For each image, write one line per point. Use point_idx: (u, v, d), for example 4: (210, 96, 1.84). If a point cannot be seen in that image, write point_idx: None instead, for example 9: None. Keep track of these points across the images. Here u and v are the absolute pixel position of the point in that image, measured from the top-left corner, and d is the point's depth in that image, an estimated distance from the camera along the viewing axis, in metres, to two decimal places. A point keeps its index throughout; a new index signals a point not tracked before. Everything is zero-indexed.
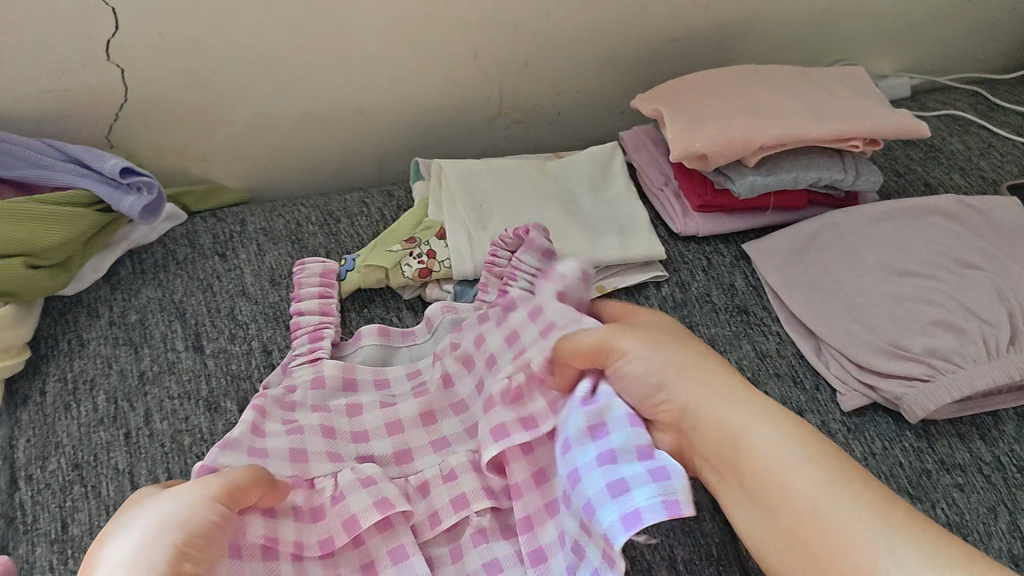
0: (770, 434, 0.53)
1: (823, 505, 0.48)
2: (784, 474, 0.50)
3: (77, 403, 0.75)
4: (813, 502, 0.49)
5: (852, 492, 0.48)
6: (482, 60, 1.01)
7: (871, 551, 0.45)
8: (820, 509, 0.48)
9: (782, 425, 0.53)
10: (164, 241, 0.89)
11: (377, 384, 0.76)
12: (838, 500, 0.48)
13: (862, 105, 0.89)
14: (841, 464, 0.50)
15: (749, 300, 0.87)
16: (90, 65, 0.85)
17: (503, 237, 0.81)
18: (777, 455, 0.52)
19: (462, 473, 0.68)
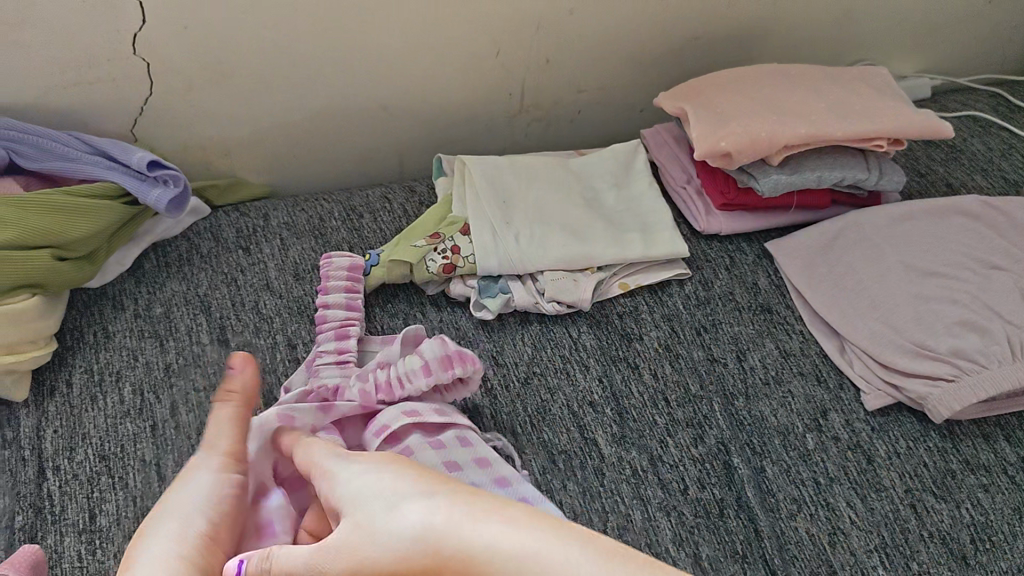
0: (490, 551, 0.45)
1: (531, 550, 0.46)
2: None
3: (103, 395, 0.75)
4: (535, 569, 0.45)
5: (533, 530, 0.47)
6: (504, 58, 1.01)
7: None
8: (546, 569, 0.45)
9: (459, 495, 0.50)
10: (188, 235, 0.90)
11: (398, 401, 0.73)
12: (551, 549, 0.46)
13: (886, 106, 0.89)
14: (515, 514, 0.48)
15: (772, 298, 0.87)
16: (116, 58, 0.86)
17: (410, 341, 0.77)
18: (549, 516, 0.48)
19: None
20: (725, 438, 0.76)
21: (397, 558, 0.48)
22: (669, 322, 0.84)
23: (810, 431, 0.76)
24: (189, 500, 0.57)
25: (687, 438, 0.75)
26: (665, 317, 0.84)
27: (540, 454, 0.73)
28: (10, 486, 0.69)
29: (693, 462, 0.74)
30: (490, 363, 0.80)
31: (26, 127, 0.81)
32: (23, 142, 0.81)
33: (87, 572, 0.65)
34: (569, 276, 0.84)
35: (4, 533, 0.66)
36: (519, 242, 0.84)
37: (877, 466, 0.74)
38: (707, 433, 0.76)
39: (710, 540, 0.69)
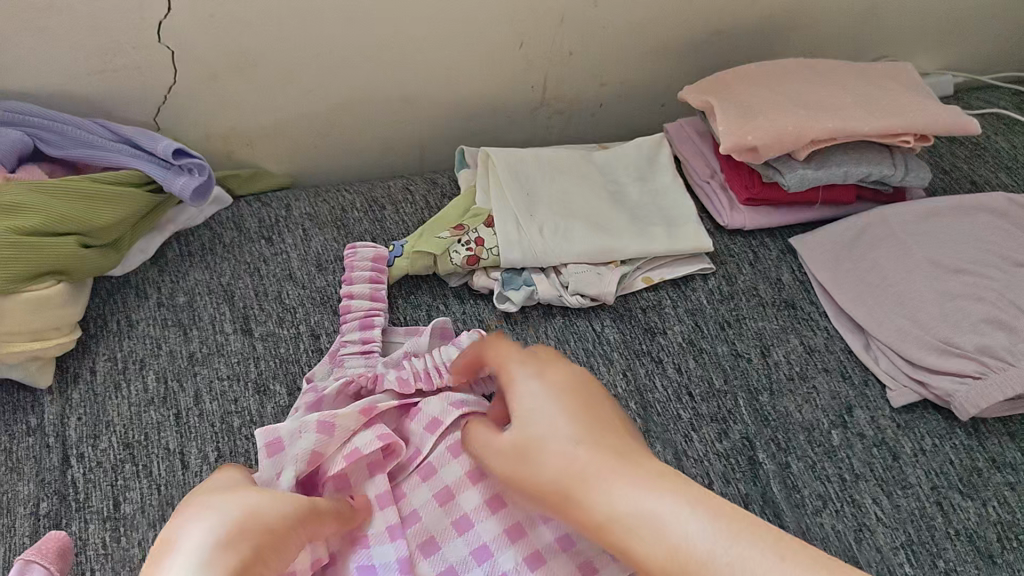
0: (623, 484, 0.48)
1: (645, 506, 0.47)
2: (646, 522, 0.46)
3: (127, 383, 0.75)
4: (636, 517, 0.46)
5: (649, 486, 0.48)
6: (527, 50, 1.00)
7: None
8: (649, 511, 0.46)
9: (597, 437, 0.52)
10: (211, 224, 0.89)
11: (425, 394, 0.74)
12: (664, 499, 0.47)
13: (913, 102, 0.88)
14: (646, 470, 0.49)
15: (796, 294, 0.86)
16: (141, 46, 0.85)
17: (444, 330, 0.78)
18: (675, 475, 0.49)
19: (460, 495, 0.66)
20: (750, 433, 0.75)
21: (547, 478, 0.51)
22: (693, 316, 0.83)
23: (835, 427, 0.76)
24: (237, 509, 0.52)
25: (712, 433, 0.75)
26: (689, 312, 0.84)
27: None
28: (35, 472, 0.69)
29: (718, 457, 0.73)
30: None
31: (51, 115, 0.81)
32: (49, 129, 0.81)
33: (112, 559, 0.65)
34: (593, 269, 0.84)
35: (29, 519, 0.66)
36: (543, 235, 0.84)
37: (902, 463, 0.74)
38: (731, 428, 0.76)
39: None
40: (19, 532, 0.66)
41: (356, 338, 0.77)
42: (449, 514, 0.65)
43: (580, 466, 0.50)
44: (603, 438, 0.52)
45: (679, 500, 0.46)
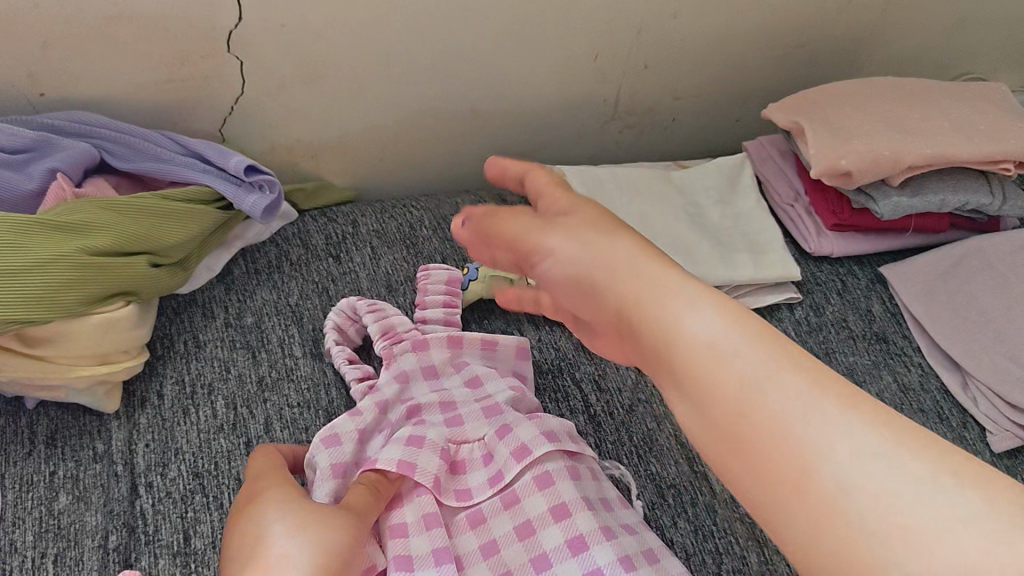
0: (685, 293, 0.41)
1: (709, 337, 0.38)
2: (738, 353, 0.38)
3: (195, 409, 0.73)
4: (767, 379, 0.37)
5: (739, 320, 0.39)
6: (601, 62, 0.97)
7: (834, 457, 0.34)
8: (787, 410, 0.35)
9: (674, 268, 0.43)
10: (276, 240, 0.87)
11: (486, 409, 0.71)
12: (762, 360, 0.37)
13: (1013, 127, 0.84)
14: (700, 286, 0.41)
15: (887, 327, 0.83)
16: (210, 56, 0.83)
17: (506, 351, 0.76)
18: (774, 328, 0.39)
19: (543, 531, 0.62)
20: None
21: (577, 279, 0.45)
22: None
23: None
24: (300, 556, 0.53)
25: None
26: None
27: (648, 487, 0.70)
28: (102, 503, 0.66)
29: None
30: (592, 388, 0.77)
31: (121, 127, 0.79)
32: (118, 142, 0.79)
33: None
34: None
35: (97, 553, 0.63)
36: None
37: None
38: None
39: None
40: (87, 565, 0.63)
41: (442, 356, 0.75)
42: (528, 551, 0.61)
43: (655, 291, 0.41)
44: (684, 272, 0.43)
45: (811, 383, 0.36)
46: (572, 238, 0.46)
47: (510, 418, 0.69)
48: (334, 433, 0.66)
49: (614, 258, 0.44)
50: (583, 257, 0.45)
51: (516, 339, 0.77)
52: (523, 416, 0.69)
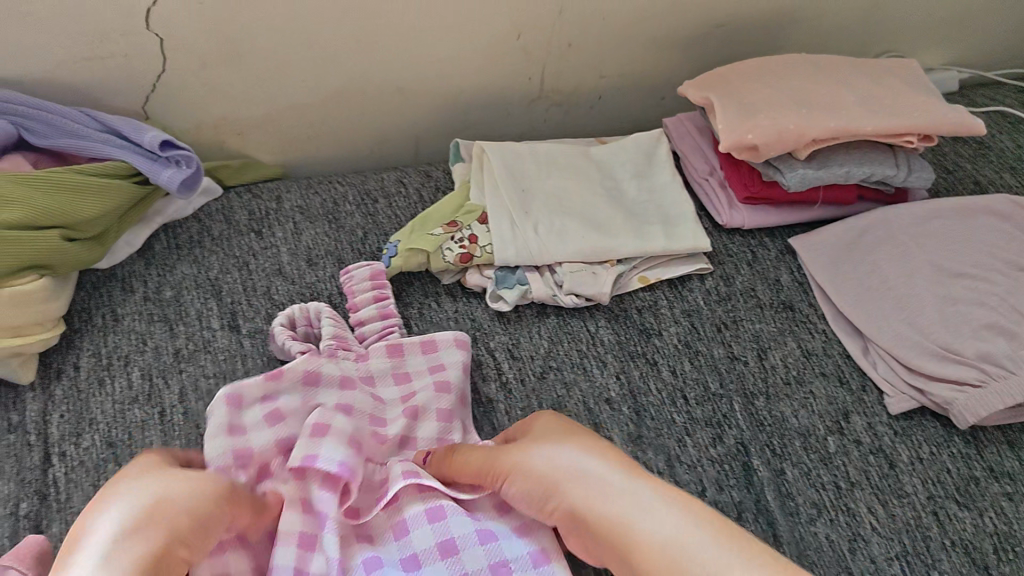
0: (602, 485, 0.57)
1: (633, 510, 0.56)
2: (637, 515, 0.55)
3: (111, 379, 0.74)
4: (592, 499, 0.57)
5: (649, 488, 0.57)
6: (525, 42, 0.98)
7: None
8: (640, 522, 0.55)
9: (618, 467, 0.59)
10: (199, 216, 0.88)
11: (401, 398, 0.72)
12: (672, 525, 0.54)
13: (917, 102, 0.87)
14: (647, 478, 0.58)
15: (794, 296, 0.85)
16: (129, 34, 0.83)
17: (435, 339, 0.75)
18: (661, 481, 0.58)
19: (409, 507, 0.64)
20: (745, 438, 0.74)
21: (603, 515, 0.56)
22: (689, 317, 0.82)
23: (831, 433, 0.75)
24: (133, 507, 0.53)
25: (705, 437, 0.74)
26: (685, 313, 0.83)
27: None
28: (15, 471, 0.67)
29: (712, 462, 0.72)
30: (506, 355, 0.78)
31: (38, 103, 0.79)
32: (35, 118, 0.79)
33: None
34: (588, 268, 0.82)
35: (9, 520, 0.65)
36: (539, 233, 0.83)
37: (899, 471, 0.73)
38: (726, 433, 0.74)
39: None
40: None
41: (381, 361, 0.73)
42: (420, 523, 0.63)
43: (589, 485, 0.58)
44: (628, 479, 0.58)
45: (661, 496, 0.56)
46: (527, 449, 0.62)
47: (420, 395, 0.71)
48: (238, 394, 0.66)
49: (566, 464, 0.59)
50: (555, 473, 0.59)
51: (458, 334, 0.76)
52: (437, 401, 0.71)
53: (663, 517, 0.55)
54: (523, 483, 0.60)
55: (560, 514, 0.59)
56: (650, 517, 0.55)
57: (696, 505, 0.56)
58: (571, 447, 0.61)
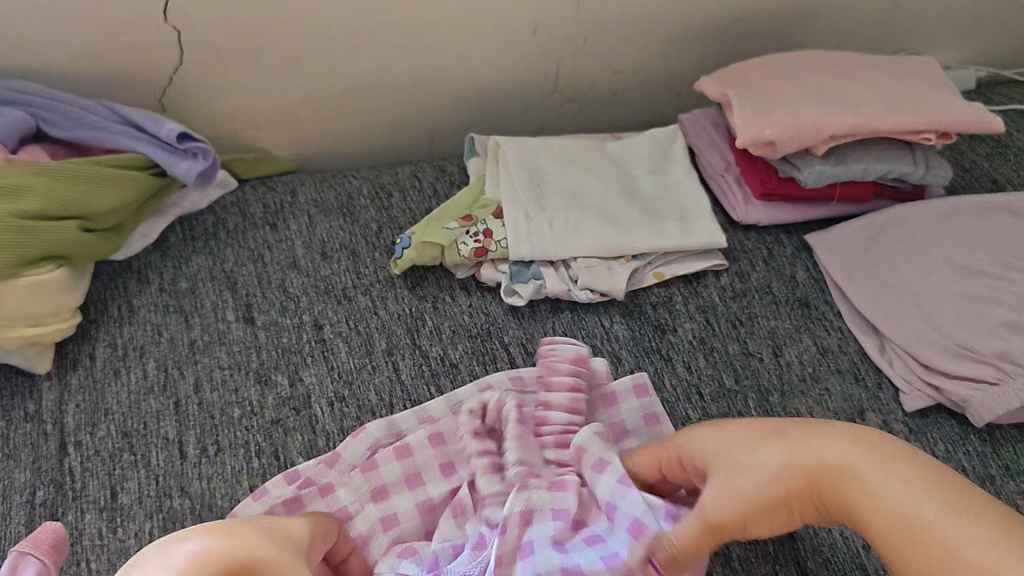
0: (891, 484, 0.51)
1: (919, 515, 0.49)
2: (896, 505, 0.50)
3: (127, 370, 0.74)
4: (808, 455, 0.54)
5: (895, 472, 0.51)
6: (542, 37, 0.98)
7: (961, 548, 0.47)
8: (873, 491, 0.51)
9: (887, 467, 0.52)
10: (214, 208, 0.88)
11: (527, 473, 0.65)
12: (933, 502, 0.49)
13: (934, 98, 0.86)
14: (892, 459, 0.52)
15: (810, 293, 0.85)
16: (147, 26, 0.84)
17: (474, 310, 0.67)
18: (878, 441, 0.54)
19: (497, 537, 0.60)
20: None
21: (772, 482, 0.54)
22: (705, 314, 0.82)
23: None
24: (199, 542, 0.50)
25: None
26: (700, 309, 0.82)
27: None
28: (31, 460, 0.68)
29: None
30: (520, 349, 0.78)
31: (56, 94, 0.80)
32: (51, 110, 0.79)
33: (108, 550, 0.63)
34: (603, 263, 0.82)
35: (25, 508, 0.65)
36: (554, 228, 0.83)
37: None
38: None
39: (741, 538, 0.67)
40: (14, 520, 0.64)
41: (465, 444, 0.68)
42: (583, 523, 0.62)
43: (863, 463, 0.52)
44: (937, 487, 0.50)
45: (972, 517, 0.48)
46: (740, 458, 0.56)
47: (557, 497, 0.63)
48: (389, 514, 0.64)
49: (809, 462, 0.53)
50: (795, 466, 0.53)
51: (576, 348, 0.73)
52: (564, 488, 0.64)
53: (944, 520, 0.48)
54: (758, 484, 0.54)
55: (796, 492, 0.53)
56: (874, 485, 0.51)
57: (927, 476, 0.51)
58: (779, 445, 0.55)
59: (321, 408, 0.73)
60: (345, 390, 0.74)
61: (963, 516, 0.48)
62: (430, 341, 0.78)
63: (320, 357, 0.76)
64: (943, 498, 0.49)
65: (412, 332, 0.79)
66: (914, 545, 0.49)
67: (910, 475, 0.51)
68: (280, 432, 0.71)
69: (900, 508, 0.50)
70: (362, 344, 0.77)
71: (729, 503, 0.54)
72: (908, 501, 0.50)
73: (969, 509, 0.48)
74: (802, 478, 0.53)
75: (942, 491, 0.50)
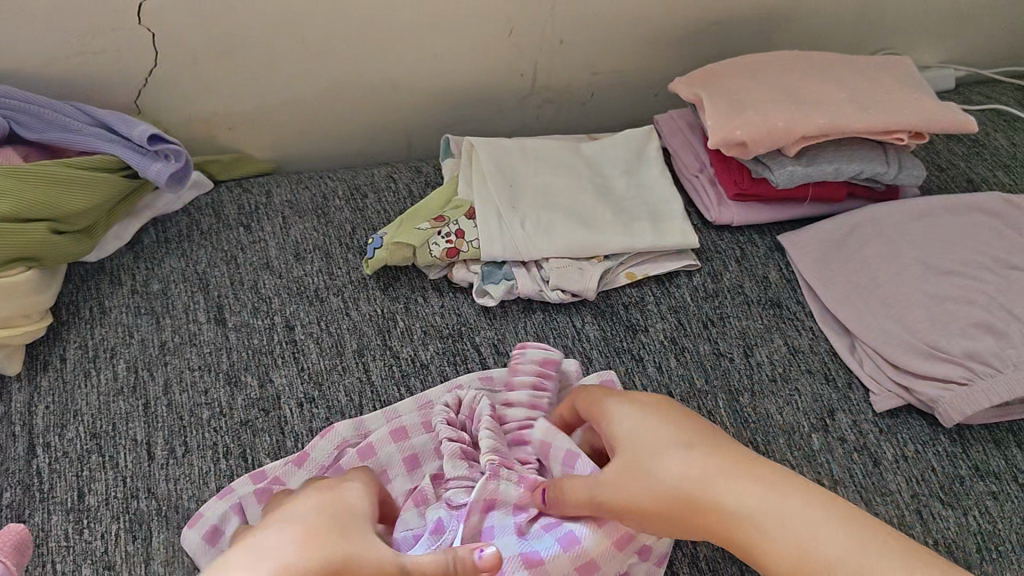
0: (742, 488, 0.54)
1: (756, 506, 0.53)
2: (777, 524, 0.52)
3: (96, 371, 0.74)
4: (699, 482, 0.55)
5: (772, 490, 0.53)
6: (518, 38, 0.98)
7: (831, 555, 0.49)
8: (749, 509, 0.53)
9: (714, 454, 0.57)
10: (189, 210, 0.88)
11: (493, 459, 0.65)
12: (833, 534, 0.50)
13: (907, 98, 0.86)
14: (763, 475, 0.55)
15: (783, 293, 0.85)
16: (120, 28, 0.84)
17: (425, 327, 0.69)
18: (773, 477, 0.54)
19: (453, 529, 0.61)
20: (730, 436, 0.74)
21: (669, 493, 0.55)
22: (677, 314, 0.82)
23: (816, 430, 0.75)
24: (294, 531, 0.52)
25: None
26: (672, 309, 0.82)
27: None
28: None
29: None
30: (491, 350, 0.79)
31: (27, 95, 0.79)
32: (22, 111, 0.79)
33: (73, 552, 0.63)
34: (575, 264, 0.82)
35: None
36: (526, 229, 0.83)
37: (884, 469, 0.72)
38: None
39: (707, 539, 0.67)
40: None
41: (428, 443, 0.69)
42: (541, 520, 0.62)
43: (771, 517, 0.52)
44: (734, 459, 0.56)
45: (841, 519, 0.51)
46: (651, 453, 0.58)
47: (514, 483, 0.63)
48: None
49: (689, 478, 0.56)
50: (690, 472, 0.56)
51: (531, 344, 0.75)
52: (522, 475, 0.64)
53: (823, 532, 0.50)
54: (677, 469, 0.56)
55: (670, 511, 0.55)
56: (748, 491, 0.54)
57: (784, 481, 0.54)
58: (683, 455, 0.57)
59: (289, 409, 0.73)
60: (314, 392, 0.74)
61: (852, 527, 0.50)
62: (400, 342, 0.78)
63: (291, 358, 0.76)
64: (799, 490, 0.53)
65: (383, 333, 0.79)
66: (803, 571, 0.50)
67: (752, 480, 0.54)
68: (248, 433, 0.71)
69: (762, 518, 0.52)
70: (333, 346, 0.77)
71: (618, 476, 0.58)
72: (781, 496, 0.53)
73: (851, 521, 0.51)
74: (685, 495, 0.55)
75: (791, 503, 0.52)
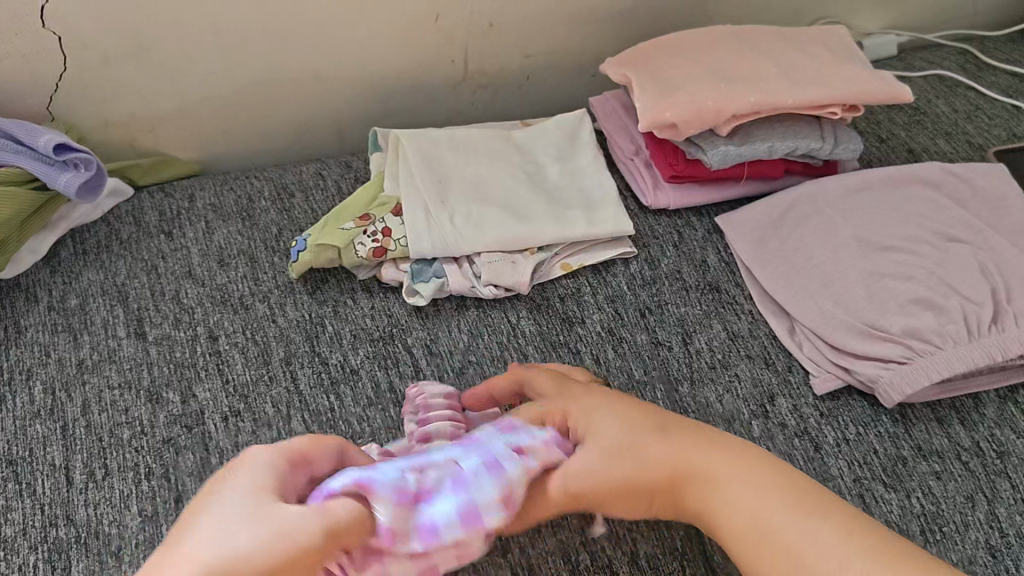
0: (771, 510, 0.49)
1: (794, 541, 0.48)
2: (786, 545, 0.48)
3: (12, 395, 0.71)
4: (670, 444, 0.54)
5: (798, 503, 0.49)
6: (444, 24, 0.95)
7: (798, 554, 0.47)
8: (764, 526, 0.49)
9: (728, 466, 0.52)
10: (108, 219, 0.85)
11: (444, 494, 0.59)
12: (830, 551, 0.46)
13: (840, 71, 0.84)
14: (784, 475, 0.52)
15: (721, 277, 0.83)
16: (23, 33, 0.80)
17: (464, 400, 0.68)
18: (805, 497, 0.50)
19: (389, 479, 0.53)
20: None
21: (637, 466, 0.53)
22: (613, 303, 0.80)
23: (756, 417, 0.73)
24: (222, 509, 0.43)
25: None
26: (609, 298, 0.80)
27: None
28: None
29: None
30: (424, 351, 0.76)
31: None
32: None
33: None
34: (506, 257, 0.80)
35: None
36: (455, 223, 0.81)
37: (825, 453, 0.71)
38: None
39: (648, 537, 0.66)
40: None
41: None
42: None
43: (778, 526, 0.48)
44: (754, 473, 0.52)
45: (806, 512, 0.49)
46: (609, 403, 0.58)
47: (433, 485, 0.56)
48: None
49: (697, 462, 0.53)
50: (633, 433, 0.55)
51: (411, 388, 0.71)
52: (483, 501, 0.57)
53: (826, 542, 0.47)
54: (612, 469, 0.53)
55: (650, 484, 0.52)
56: (734, 486, 0.51)
57: (781, 493, 0.50)
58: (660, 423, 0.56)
59: (214, 424, 0.70)
60: (240, 404, 0.72)
61: (812, 520, 0.48)
62: (329, 347, 0.76)
63: (215, 370, 0.74)
64: (808, 503, 0.50)
65: (311, 339, 0.76)
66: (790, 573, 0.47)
67: (788, 506, 0.49)
68: (171, 452, 0.69)
69: (757, 524, 0.49)
70: (259, 355, 0.75)
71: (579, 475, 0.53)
72: (809, 525, 0.48)
73: (819, 523, 0.48)
74: (688, 479, 0.52)
75: (770, 474, 0.52)
